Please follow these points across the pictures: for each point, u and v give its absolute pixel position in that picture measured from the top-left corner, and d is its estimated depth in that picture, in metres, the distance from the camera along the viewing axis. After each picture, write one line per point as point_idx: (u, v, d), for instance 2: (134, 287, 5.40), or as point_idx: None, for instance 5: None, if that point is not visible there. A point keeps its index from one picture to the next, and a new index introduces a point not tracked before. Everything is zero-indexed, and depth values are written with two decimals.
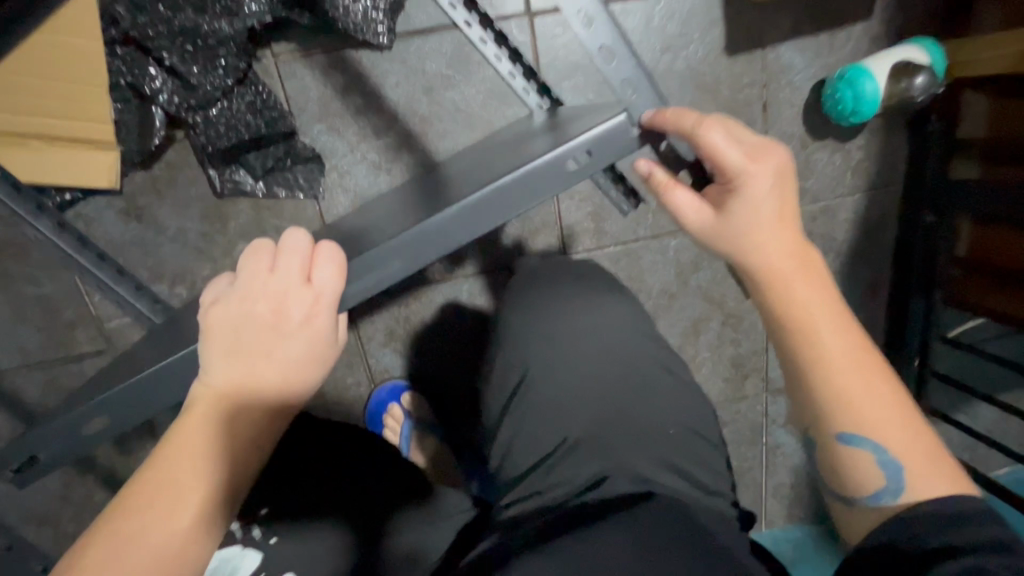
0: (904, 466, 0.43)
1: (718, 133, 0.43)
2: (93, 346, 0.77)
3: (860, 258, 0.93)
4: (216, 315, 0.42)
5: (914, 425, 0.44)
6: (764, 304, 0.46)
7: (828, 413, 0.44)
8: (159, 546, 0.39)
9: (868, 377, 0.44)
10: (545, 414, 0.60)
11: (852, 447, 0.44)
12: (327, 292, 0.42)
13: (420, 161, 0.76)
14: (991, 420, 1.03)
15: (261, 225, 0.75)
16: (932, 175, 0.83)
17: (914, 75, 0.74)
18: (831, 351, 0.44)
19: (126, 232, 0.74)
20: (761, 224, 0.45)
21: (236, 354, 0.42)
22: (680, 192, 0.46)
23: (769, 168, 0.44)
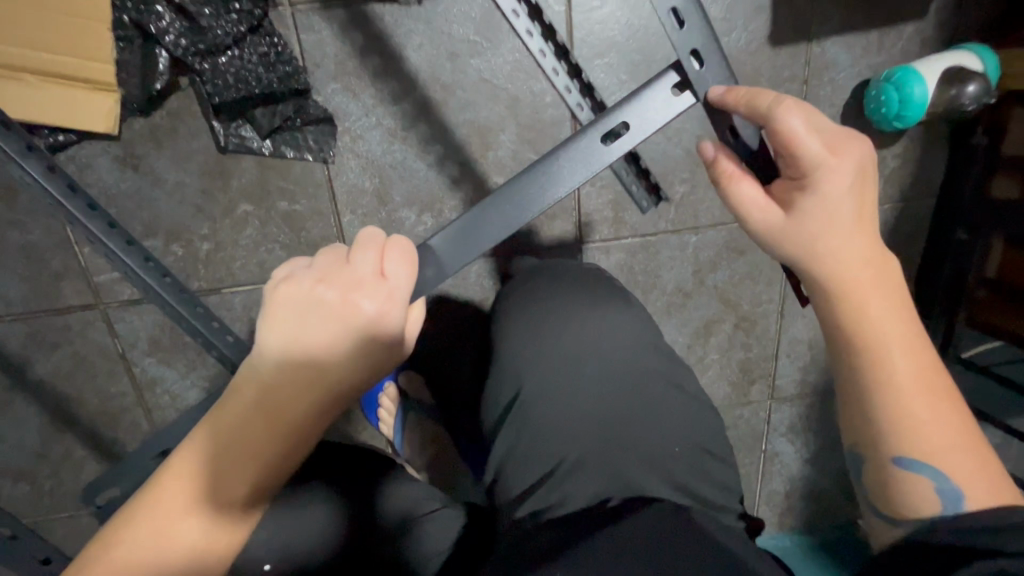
0: (965, 494, 0.40)
1: (797, 118, 0.40)
2: (81, 301, 0.73)
3: None
4: (285, 296, 0.38)
5: (977, 449, 0.41)
6: (830, 318, 0.43)
7: (889, 433, 0.41)
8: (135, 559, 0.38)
9: (936, 399, 0.41)
10: (558, 428, 0.57)
11: (910, 470, 0.41)
12: (401, 285, 0.39)
13: (437, 131, 0.72)
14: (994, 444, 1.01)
15: (266, 185, 0.71)
16: (969, 193, 0.80)
17: (966, 82, 0.69)
18: (901, 369, 0.41)
19: (122, 181, 0.69)
20: (837, 230, 0.41)
21: (295, 336, 0.38)
22: (744, 183, 0.45)
23: (848, 166, 0.41)
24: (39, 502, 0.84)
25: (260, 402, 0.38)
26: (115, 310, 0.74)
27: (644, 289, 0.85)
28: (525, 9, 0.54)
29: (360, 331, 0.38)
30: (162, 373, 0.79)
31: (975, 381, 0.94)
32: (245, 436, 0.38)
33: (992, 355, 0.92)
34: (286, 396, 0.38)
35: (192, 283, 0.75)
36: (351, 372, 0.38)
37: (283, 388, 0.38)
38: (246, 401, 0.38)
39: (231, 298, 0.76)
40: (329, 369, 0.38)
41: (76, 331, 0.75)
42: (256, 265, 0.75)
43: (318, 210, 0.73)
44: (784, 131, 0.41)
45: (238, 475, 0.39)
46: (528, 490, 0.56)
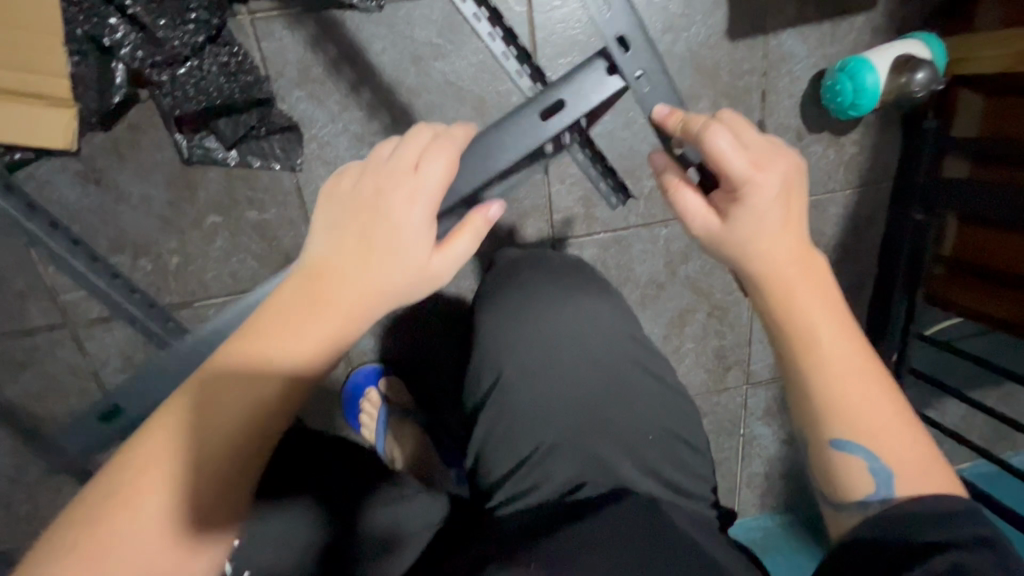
0: (893, 472, 0.43)
1: (724, 138, 0.42)
2: (48, 320, 0.72)
3: (846, 253, 0.93)
4: (342, 193, 0.41)
5: (904, 430, 0.43)
6: (766, 312, 0.45)
7: (824, 418, 0.44)
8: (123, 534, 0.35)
9: (865, 384, 0.43)
10: (524, 416, 0.57)
11: (845, 452, 0.44)
12: (434, 181, 0.40)
13: (406, 135, 0.72)
14: (960, 416, 1.05)
15: (234, 196, 0.71)
16: (924, 173, 0.83)
17: (914, 70, 0.72)
18: (830, 358, 0.43)
19: (84, 197, 0.68)
20: (765, 230, 0.43)
21: (344, 225, 0.40)
22: (688, 194, 0.46)
23: (773, 177, 0.42)
24: (15, 527, 0.83)
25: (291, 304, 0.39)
26: (85, 329, 0.73)
27: (618, 282, 0.87)
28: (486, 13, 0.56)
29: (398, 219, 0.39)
30: None
31: (938, 357, 0.98)
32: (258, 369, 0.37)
33: (953, 331, 0.96)
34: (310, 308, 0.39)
35: (162, 298, 0.74)
36: (385, 280, 0.40)
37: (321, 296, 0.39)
38: (265, 324, 0.38)
39: (204, 311, 0.76)
40: (366, 267, 0.39)
41: (45, 351, 0.73)
42: (229, 276, 0.74)
43: (289, 218, 0.73)
44: (711, 152, 0.42)
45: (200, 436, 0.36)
46: (501, 478, 0.57)
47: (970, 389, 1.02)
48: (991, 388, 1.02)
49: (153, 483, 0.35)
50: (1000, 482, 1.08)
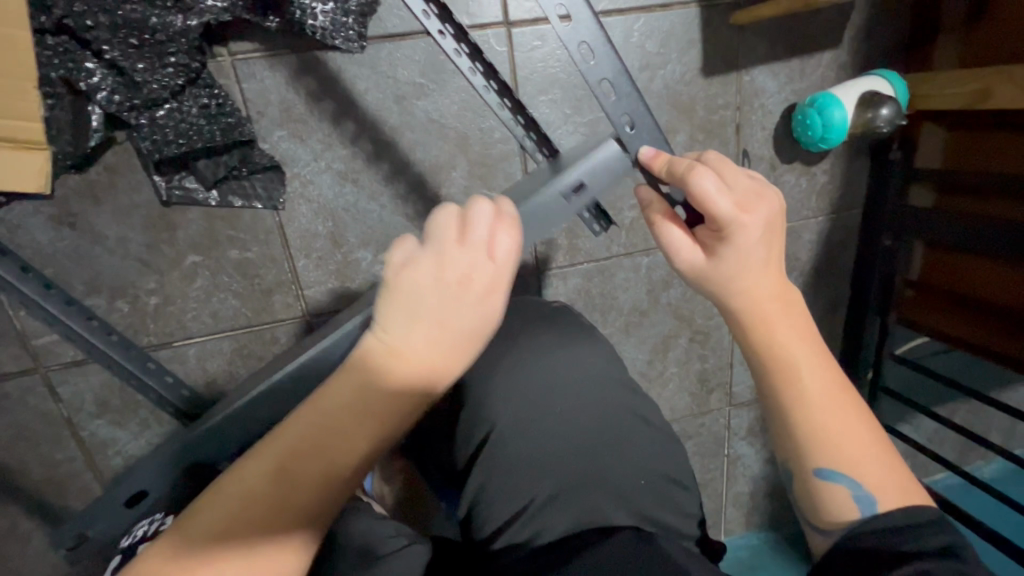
0: (876, 499, 0.43)
1: (708, 179, 0.44)
2: (19, 366, 0.70)
3: (823, 277, 0.95)
4: (408, 276, 0.41)
5: (886, 459, 0.44)
6: (747, 345, 0.46)
7: (806, 447, 0.44)
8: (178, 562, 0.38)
9: (845, 414, 0.44)
10: (521, 465, 0.57)
11: (829, 481, 0.44)
12: (508, 264, 0.43)
13: (389, 173, 0.72)
14: (932, 430, 1.09)
15: (215, 235, 0.70)
16: (891, 202, 0.87)
17: (880, 106, 0.75)
18: (810, 391, 0.44)
19: (58, 240, 0.66)
20: (744, 266, 0.45)
21: (415, 318, 0.40)
22: (675, 229, 0.48)
23: (760, 217, 0.44)
24: None
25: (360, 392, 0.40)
26: (58, 374, 0.71)
27: (602, 310, 0.88)
28: (466, 50, 0.56)
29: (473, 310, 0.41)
30: (114, 434, 0.76)
31: (909, 374, 1.02)
32: (327, 440, 0.40)
33: (922, 349, 0.99)
34: (386, 387, 0.40)
35: (140, 339, 0.73)
36: (457, 355, 0.41)
37: (402, 377, 0.40)
38: (359, 387, 0.40)
39: (184, 351, 0.74)
40: (432, 358, 0.40)
41: (16, 398, 0.71)
42: (210, 315, 0.73)
43: (271, 256, 0.72)
44: (698, 192, 0.44)
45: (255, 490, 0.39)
46: (499, 527, 0.56)
47: (941, 404, 1.05)
48: (958, 403, 1.06)
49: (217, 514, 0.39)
50: (968, 491, 1.12)
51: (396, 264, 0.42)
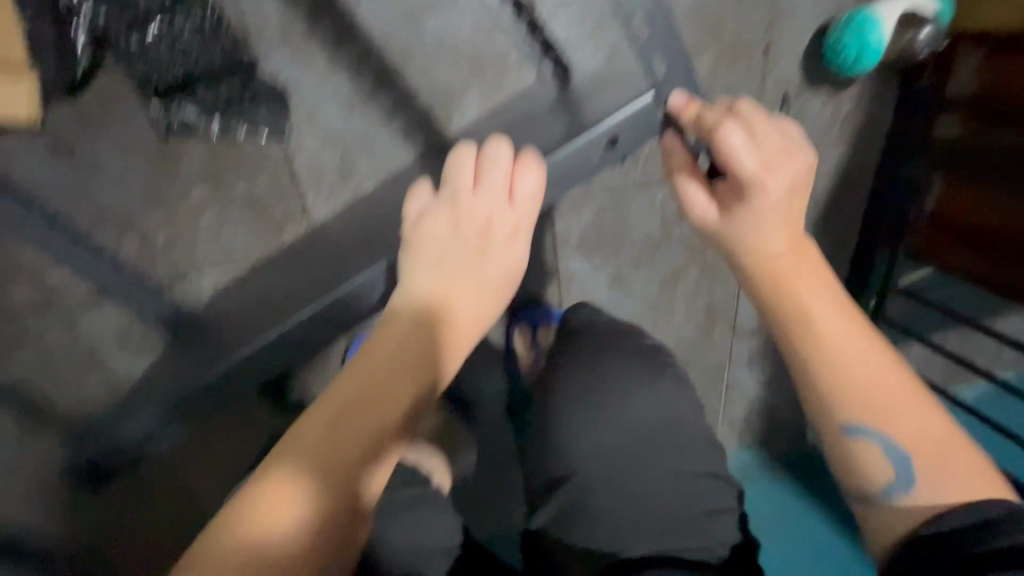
0: (915, 462, 0.43)
1: (738, 137, 0.44)
2: (36, 301, 0.70)
3: (834, 209, 0.95)
4: (431, 227, 0.45)
5: (919, 413, 0.43)
6: (763, 302, 0.45)
7: (831, 404, 0.44)
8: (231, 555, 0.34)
9: (872, 368, 0.43)
10: (604, 500, 0.59)
11: (860, 441, 0.44)
12: (524, 218, 0.48)
13: (399, 99, 0.68)
14: (923, 357, 1.13)
15: (219, 166, 0.67)
16: (915, 132, 0.85)
17: (922, 25, 0.72)
18: (826, 342, 0.43)
19: (57, 172, 0.64)
20: (765, 221, 0.44)
21: (445, 266, 0.44)
22: (697, 195, 0.47)
23: (783, 179, 0.44)
24: None
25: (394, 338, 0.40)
26: (77, 311, 0.71)
27: (614, 243, 0.87)
28: None
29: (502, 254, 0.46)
30: None
31: (910, 305, 1.04)
32: (375, 394, 0.38)
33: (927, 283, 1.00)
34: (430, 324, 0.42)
35: None
36: (499, 294, 0.46)
37: (443, 310, 0.42)
38: (394, 338, 0.40)
39: (198, 287, 0.72)
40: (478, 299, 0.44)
41: (34, 333, 0.71)
42: (221, 252, 0.71)
43: (280, 189, 0.69)
44: (726, 151, 0.44)
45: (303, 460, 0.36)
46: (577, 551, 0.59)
47: (938, 335, 1.08)
48: (953, 332, 1.09)
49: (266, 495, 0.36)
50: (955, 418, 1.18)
51: (414, 217, 0.47)
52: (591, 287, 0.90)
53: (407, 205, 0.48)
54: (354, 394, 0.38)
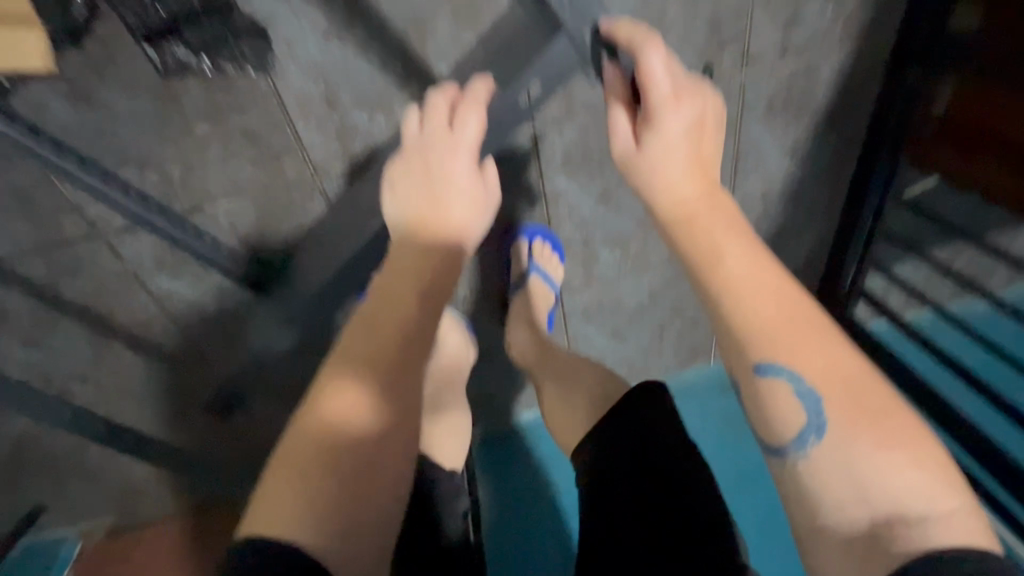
0: (824, 398, 0.41)
1: (657, 59, 0.50)
2: (81, 232, 0.80)
3: (839, 119, 0.90)
4: (404, 164, 0.55)
5: (826, 350, 0.43)
6: (684, 252, 0.48)
7: (743, 337, 0.44)
8: (293, 501, 0.43)
9: (780, 299, 0.44)
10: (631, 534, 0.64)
11: (770, 377, 0.42)
12: (467, 135, 0.55)
13: (375, 30, 0.71)
14: (924, 271, 1.15)
15: (218, 104, 0.73)
16: (931, 28, 0.78)
17: None
18: (730, 272, 0.45)
19: (78, 116, 0.71)
20: (669, 148, 0.50)
21: (422, 200, 0.54)
22: (619, 116, 0.53)
23: (691, 106, 0.50)
24: (108, 394, 1.03)
25: (394, 267, 0.53)
26: (115, 237, 0.82)
27: (602, 163, 0.88)
28: None
29: (464, 187, 0.55)
30: (174, 286, 0.89)
31: (911, 218, 1.04)
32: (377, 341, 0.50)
33: (926, 193, 1.00)
34: (406, 250, 0.53)
35: (174, 205, 0.81)
36: (479, 212, 0.56)
37: (421, 241, 0.53)
38: (384, 282, 0.52)
39: (215, 214, 0.83)
40: (455, 222, 0.54)
41: (87, 259, 0.83)
42: (231, 183, 0.80)
43: (273, 123, 0.76)
44: (644, 70, 0.50)
45: (333, 414, 0.47)
46: None
47: (934, 247, 1.09)
48: (949, 243, 1.09)
49: (308, 445, 0.46)
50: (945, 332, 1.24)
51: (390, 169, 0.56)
52: (577, 206, 0.93)
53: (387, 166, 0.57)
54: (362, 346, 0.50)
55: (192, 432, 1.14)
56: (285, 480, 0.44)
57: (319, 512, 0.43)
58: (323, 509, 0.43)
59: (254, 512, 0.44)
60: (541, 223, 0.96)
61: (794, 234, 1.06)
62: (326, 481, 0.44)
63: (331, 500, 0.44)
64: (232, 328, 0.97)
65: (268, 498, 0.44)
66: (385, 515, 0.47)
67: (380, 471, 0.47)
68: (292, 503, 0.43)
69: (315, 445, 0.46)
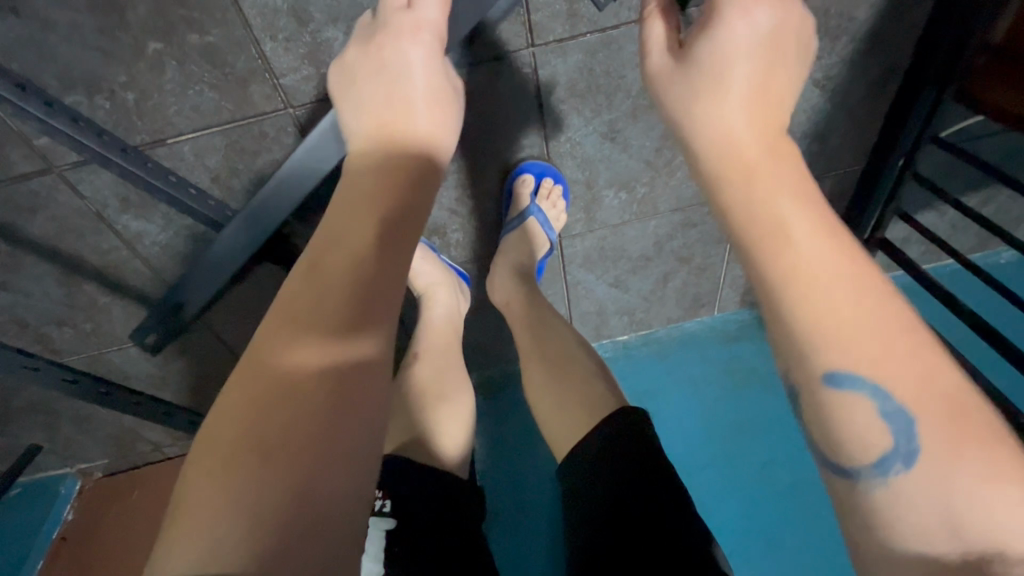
0: (915, 418, 0.35)
1: None
2: (33, 166, 0.73)
3: (882, 43, 0.79)
4: (351, 65, 0.53)
5: (901, 340, 0.37)
6: (737, 223, 0.42)
7: (810, 337, 0.38)
8: (214, 495, 0.35)
9: (853, 285, 0.38)
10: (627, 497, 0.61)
11: (845, 389, 0.37)
12: (424, 19, 0.53)
13: None
14: (952, 218, 1.07)
15: (167, 16, 0.63)
16: None
17: None
18: (802, 254, 0.38)
19: (8, 29, 0.62)
20: (727, 78, 0.44)
21: (374, 103, 0.51)
22: (655, 25, 0.50)
23: (762, 17, 0.44)
24: (89, 339, 0.99)
25: (350, 180, 0.48)
26: (71, 172, 0.74)
27: (606, 92, 0.78)
28: None
29: (420, 78, 0.52)
30: (143, 227, 0.83)
31: (947, 159, 0.95)
32: (325, 299, 0.42)
33: (968, 130, 0.91)
34: (365, 177, 0.48)
35: (133, 137, 0.73)
36: (438, 111, 0.53)
37: (381, 141, 0.50)
38: (338, 224, 0.45)
39: (180, 149, 0.75)
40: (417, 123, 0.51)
41: (44, 196, 0.76)
42: (192, 110, 0.71)
43: (234, 39, 0.66)
44: None
45: (271, 391, 0.39)
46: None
47: (967, 190, 1.01)
48: (981, 189, 1.01)
49: (239, 427, 0.38)
50: (965, 280, 1.20)
51: (340, 76, 0.54)
52: (581, 143, 0.85)
53: (333, 75, 0.55)
54: (312, 307, 0.42)
55: (179, 376, 1.11)
56: (210, 471, 0.36)
57: (247, 510, 0.35)
58: (250, 516, 0.34)
59: (170, 532, 0.35)
60: (541, 159, 0.87)
61: (815, 175, 0.98)
62: (253, 478, 0.36)
63: (261, 493, 0.35)
64: (215, 272, 0.92)
65: (189, 494, 0.36)
66: (334, 520, 0.37)
67: (329, 458, 0.38)
68: (217, 500, 0.35)
69: (248, 425, 0.38)
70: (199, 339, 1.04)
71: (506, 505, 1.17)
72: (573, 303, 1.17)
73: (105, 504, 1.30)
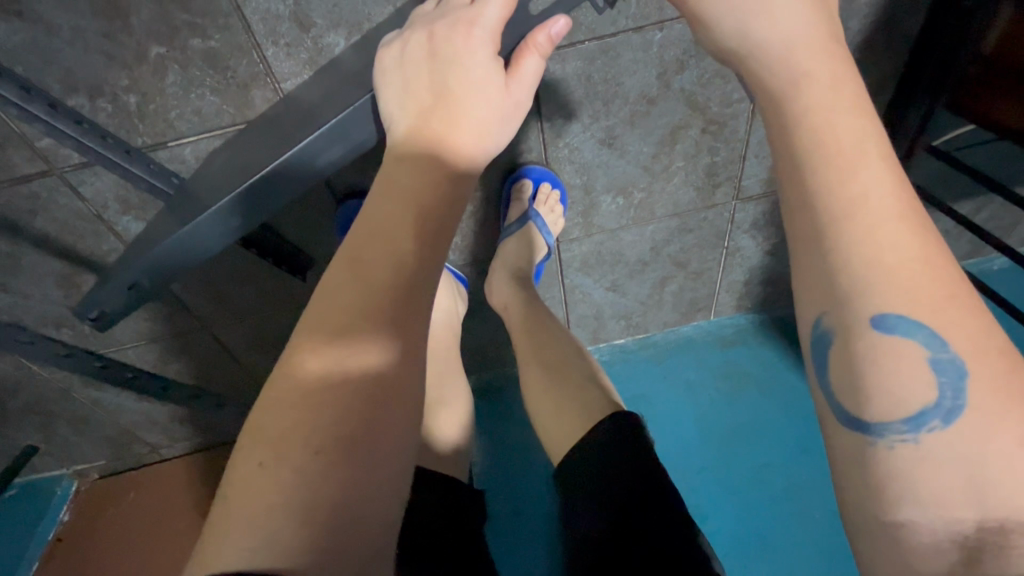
0: (967, 369, 0.34)
1: None
2: (35, 168, 0.73)
3: (875, 53, 0.80)
4: (408, 48, 0.52)
5: (951, 294, 0.36)
6: (790, 162, 0.40)
7: (863, 278, 0.36)
8: (261, 486, 0.40)
9: (912, 233, 0.36)
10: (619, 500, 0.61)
11: (897, 335, 0.35)
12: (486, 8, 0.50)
13: None
14: (945, 225, 1.09)
15: (170, 21, 0.64)
16: None
17: None
18: (862, 195, 0.37)
19: (12, 32, 0.62)
20: (770, 25, 0.42)
21: (429, 84, 0.50)
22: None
23: None
24: (88, 340, 0.99)
25: (406, 158, 0.49)
26: (73, 174, 0.75)
27: (604, 99, 0.78)
28: None
29: (481, 59, 0.50)
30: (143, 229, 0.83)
31: (939, 166, 0.97)
32: (362, 299, 0.44)
33: (960, 139, 0.92)
34: (409, 172, 0.48)
35: (135, 139, 0.74)
36: (496, 99, 0.51)
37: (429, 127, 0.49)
38: (383, 215, 0.47)
39: (181, 151, 0.76)
40: (474, 109, 0.50)
41: (45, 198, 0.77)
42: (193, 113, 0.72)
43: (237, 43, 0.67)
44: None
45: (310, 391, 0.43)
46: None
47: (959, 198, 1.03)
48: (974, 196, 1.03)
49: (284, 423, 0.42)
50: None
51: (390, 54, 0.53)
52: (579, 148, 0.85)
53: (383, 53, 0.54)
54: (352, 306, 0.44)
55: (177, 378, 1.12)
56: (256, 463, 0.41)
57: (289, 500, 0.40)
58: (297, 508, 0.40)
59: (225, 514, 0.40)
60: (539, 164, 0.89)
61: None
62: (295, 473, 0.40)
63: (299, 490, 0.40)
64: (214, 274, 0.92)
65: (238, 480, 0.41)
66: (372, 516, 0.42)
67: (364, 458, 0.42)
68: (263, 489, 0.40)
69: (290, 423, 0.42)
70: (198, 341, 1.04)
71: (505, 509, 1.17)
72: (570, 307, 1.17)
73: (101, 506, 1.30)
